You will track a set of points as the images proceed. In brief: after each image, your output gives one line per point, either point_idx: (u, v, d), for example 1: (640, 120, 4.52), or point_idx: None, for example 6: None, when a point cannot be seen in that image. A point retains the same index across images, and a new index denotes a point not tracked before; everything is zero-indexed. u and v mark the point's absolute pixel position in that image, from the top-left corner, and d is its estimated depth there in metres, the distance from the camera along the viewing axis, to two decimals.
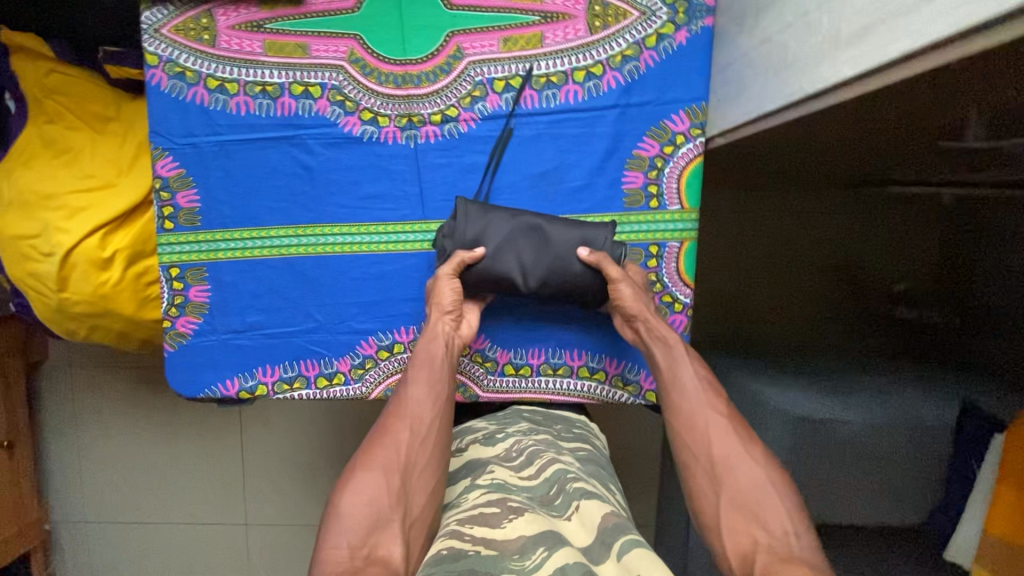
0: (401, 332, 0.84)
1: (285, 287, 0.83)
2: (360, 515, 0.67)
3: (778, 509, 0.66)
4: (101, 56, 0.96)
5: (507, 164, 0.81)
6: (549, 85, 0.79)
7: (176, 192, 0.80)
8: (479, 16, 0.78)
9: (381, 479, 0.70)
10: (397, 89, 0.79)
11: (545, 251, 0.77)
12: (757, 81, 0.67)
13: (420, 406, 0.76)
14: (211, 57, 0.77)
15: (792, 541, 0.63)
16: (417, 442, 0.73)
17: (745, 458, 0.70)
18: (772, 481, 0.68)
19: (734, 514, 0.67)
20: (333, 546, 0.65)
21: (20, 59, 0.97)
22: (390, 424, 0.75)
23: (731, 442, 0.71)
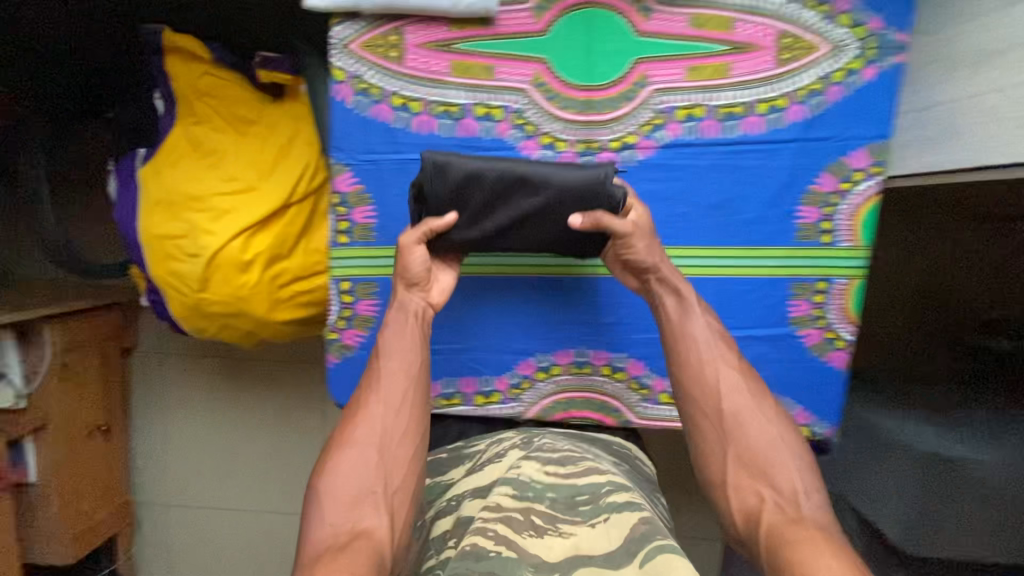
0: (560, 354, 0.85)
1: (452, 305, 0.85)
2: (339, 493, 0.67)
3: (786, 466, 0.71)
4: (257, 61, 0.97)
5: (681, 193, 0.81)
6: (731, 116, 0.79)
7: (353, 208, 0.81)
8: (668, 44, 0.77)
9: (359, 457, 0.69)
10: (579, 114, 0.78)
11: (530, 211, 0.74)
12: (986, 132, 0.67)
13: (392, 379, 0.74)
14: (397, 76, 0.77)
15: (798, 499, 0.69)
16: (390, 416, 0.72)
17: (761, 417, 0.74)
18: (783, 440, 0.73)
19: (745, 473, 0.72)
20: (318, 527, 0.66)
21: (174, 61, 0.97)
22: (366, 399, 0.73)
23: (742, 395, 0.74)
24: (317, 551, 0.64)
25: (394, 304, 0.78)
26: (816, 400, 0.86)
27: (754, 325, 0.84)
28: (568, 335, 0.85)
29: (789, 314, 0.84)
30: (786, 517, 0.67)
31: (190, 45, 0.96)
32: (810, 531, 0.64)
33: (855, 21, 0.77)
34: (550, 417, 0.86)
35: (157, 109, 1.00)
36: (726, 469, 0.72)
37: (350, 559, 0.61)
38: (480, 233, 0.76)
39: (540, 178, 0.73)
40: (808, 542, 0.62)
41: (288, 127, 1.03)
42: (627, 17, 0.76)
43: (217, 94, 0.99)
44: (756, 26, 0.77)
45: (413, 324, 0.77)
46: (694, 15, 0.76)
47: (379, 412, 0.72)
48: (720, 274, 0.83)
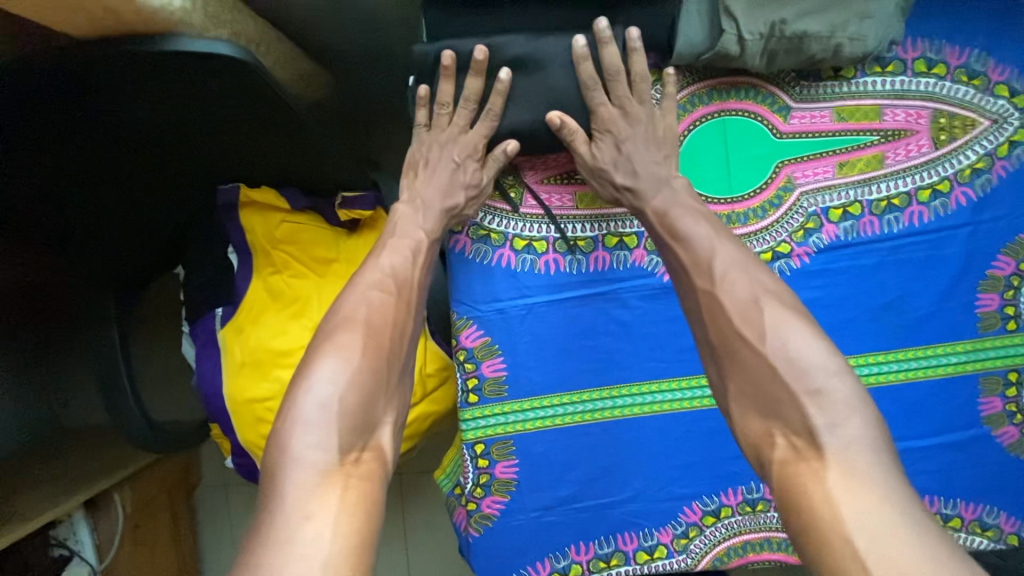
0: (728, 494, 0.74)
1: (602, 454, 0.74)
2: (338, 404, 0.55)
3: (805, 390, 0.52)
4: (336, 202, 0.92)
5: (846, 296, 0.72)
6: (890, 209, 0.71)
7: (482, 362, 0.72)
8: (811, 143, 0.70)
9: (362, 362, 0.58)
10: None
11: (537, 96, 0.66)
12: None
13: (403, 273, 0.65)
14: (519, 217, 0.71)
15: (819, 430, 0.51)
16: (398, 337, 0.62)
17: (781, 337, 0.55)
18: (803, 350, 0.54)
19: (749, 399, 0.56)
20: (307, 445, 0.52)
21: (255, 214, 0.91)
22: (382, 303, 0.62)
23: (733, 292, 0.58)
24: (304, 479, 0.51)
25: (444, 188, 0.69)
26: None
27: (943, 431, 0.74)
28: (736, 471, 0.74)
29: (980, 413, 0.74)
30: (804, 458, 0.51)
31: (270, 196, 0.91)
32: (833, 482, 0.48)
33: (1014, 90, 0.69)
34: (724, 565, 0.75)
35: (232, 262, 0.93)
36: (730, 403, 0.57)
37: (363, 489, 0.53)
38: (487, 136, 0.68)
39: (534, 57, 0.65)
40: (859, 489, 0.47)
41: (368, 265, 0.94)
42: (764, 120, 0.69)
43: (297, 241, 0.92)
44: (908, 110, 0.69)
45: (431, 227, 0.68)
46: (838, 108, 0.69)
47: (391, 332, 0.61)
48: (899, 379, 0.73)
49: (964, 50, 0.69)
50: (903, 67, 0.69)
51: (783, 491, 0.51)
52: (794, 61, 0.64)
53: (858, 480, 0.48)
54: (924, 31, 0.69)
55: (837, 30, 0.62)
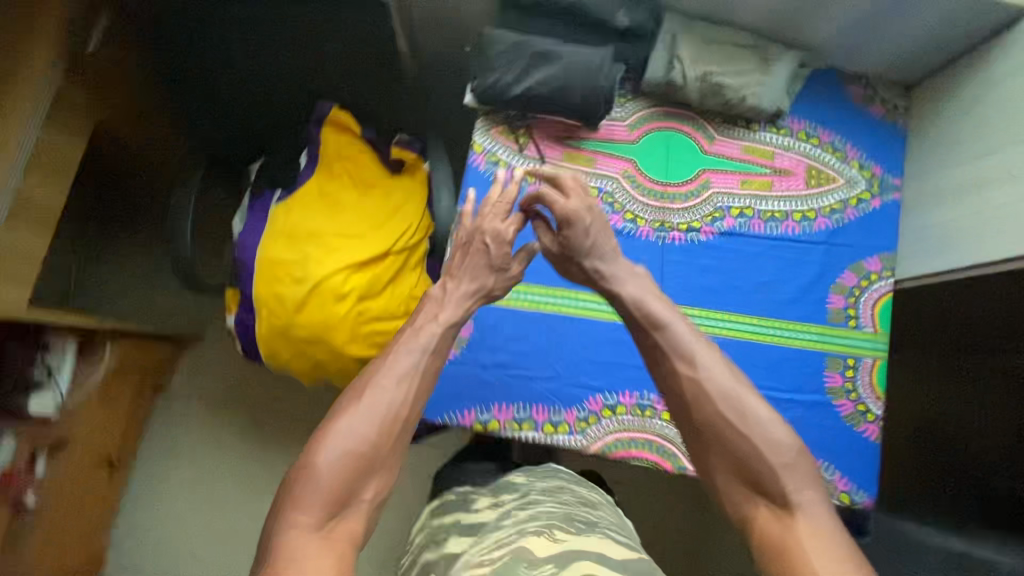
0: (625, 395, 0.94)
1: (537, 338, 0.95)
2: (338, 463, 0.66)
3: (779, 468, 0.68)
4: (393, 141, 1.26)
5: (736, 270, 1.00)
6: (773, 219, 1.01)
7: None
8: (724, 162, 1.03)
9: (364, 433, 0.69)
10: (656, 200, 1.00)
11: (550, 77, 0.93)
12: (968, 241, 0.89)
13: (411, 360, 0.75)
14: (521, 156, 1.01)
15: (789, 497, 0.67)
16: (404, 417, 0.72)
17: (756, 423, 0.71)
18: (771, 440, 0.70)
19: (735, 476, 0.71)
20: (301, 510, 0.64)
21: (330, 133, 1.20)
22: (388, 388, 0.73)
23: (715, 385, 0.73)
24: (294, 539, 0.62)
25: (472, 270, 0.84)
26: (856, 467, 0.95)
27: (795, 391, 0.97)
28: (636, 378, 0.95)
29: (825, 384, 0.97)
30: (782, 523, 0.66)
31: (343, 118, 1.21)
32: (802, 537, 0.64)
33: (861, 165, 1.04)
34: (612, 453, 0.93)
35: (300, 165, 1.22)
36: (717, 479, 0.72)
37: (339, 547, 0.64)
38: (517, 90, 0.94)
39: (557, 52, 0.92)
40: (830, 550, 0.63)
41: (398, 197, 1.24)
42: (696, 139, 1.03)
43: (352, 162, 1.23)
44: (792, 159, 1.04)
45: (453, 307, 0.81)
46: (745, 145, 1.03)
47: (397, 408, 0.72)
48: (766, 340, 0.98)
49: (832, 132, 1.05)
50: (789, 131, 1.05)
51: (762, 552, 0.66)
52: (716, 101, 1.00)
53: (819, 538, 0.64)
54: (808, 114, 1.05)
55: (745, 87, 0.99)
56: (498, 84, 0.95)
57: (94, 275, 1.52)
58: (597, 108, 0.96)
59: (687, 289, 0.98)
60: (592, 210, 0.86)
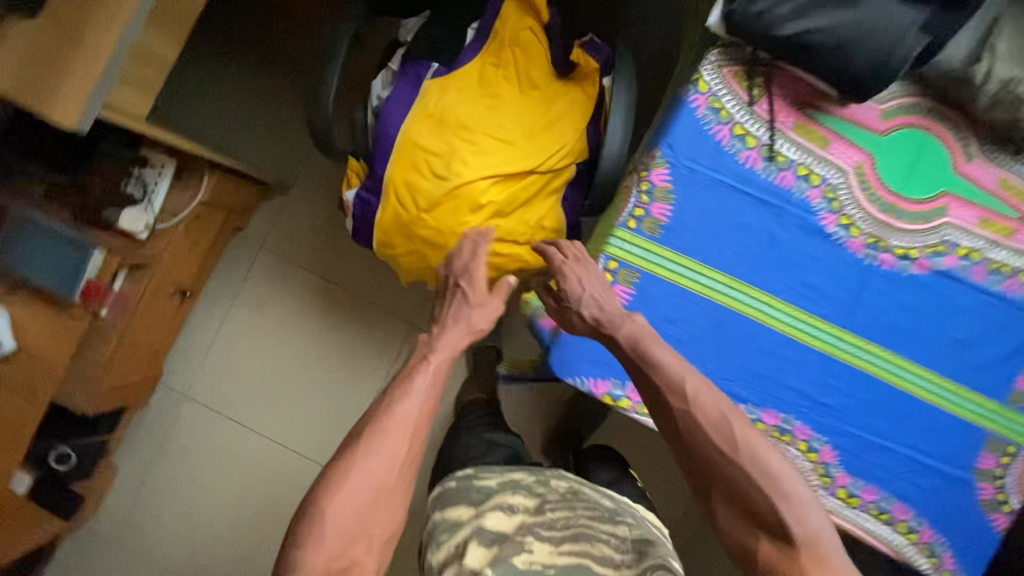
0: (768, 413, 0.86)
1: (698, 325, 0.85)
2: (341, 507, 0.68)
3: (783, 501, 0.64)
4: (579, 41, 1.06)
5: (934, 317, 0.87)
6: (999, 272, 0.87)
7: (655, 201, 0.84)
8: (972, 189, 0.86)
9: (366, 482, 0.70)
10: (881, 213, 0.85)
11: (839, 23, 0.73)
12: None
13: (417, 401, 0.75)
14: (748, 111, 0.83)
15: (788, 531, 0.63)
16: (404, 434, 0.73)
17: (753, 456, 0.65)
18: (772, 475, 0.65)
19: (736, 515, 0.66)
20: (311, 557, 0.66)
21: (515, 18, 1.03)
22: (385, 426, 0.73)
23: (707, 415, 0.68)
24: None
25: (456, 317, 0.85)
26: (971, 552, 0.89)
27: (941, 460, 0.89)
28: (784, 399, 0.86)
29: (975, 463, 0.89)
30: (784, 555, 0.63)
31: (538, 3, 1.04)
32: (808, 571, 0.61)
33: None
34: None
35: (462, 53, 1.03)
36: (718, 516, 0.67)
37: None
38: (792, 31, 0.75)
39: None
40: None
41: (559, 111, 1.07)
42: (950, 153, 0.86)
43: (525, 54, 1.04)
44: None
45: (450, 348, 0.82)
46: (1004, 177, 0.86)
47: (396, 429, 0.72)
48: (935, 401, 0.88)
49: None
50: None
51: None
52: (1005, 116, 0.81)
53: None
54: None
55: None
56: (770, 13, 0.75)
57: (212, 98, 1.51)
58: (869, 85, 0.77)
59: (876, 322, 0.86)
60: (583, 262, 0.81)
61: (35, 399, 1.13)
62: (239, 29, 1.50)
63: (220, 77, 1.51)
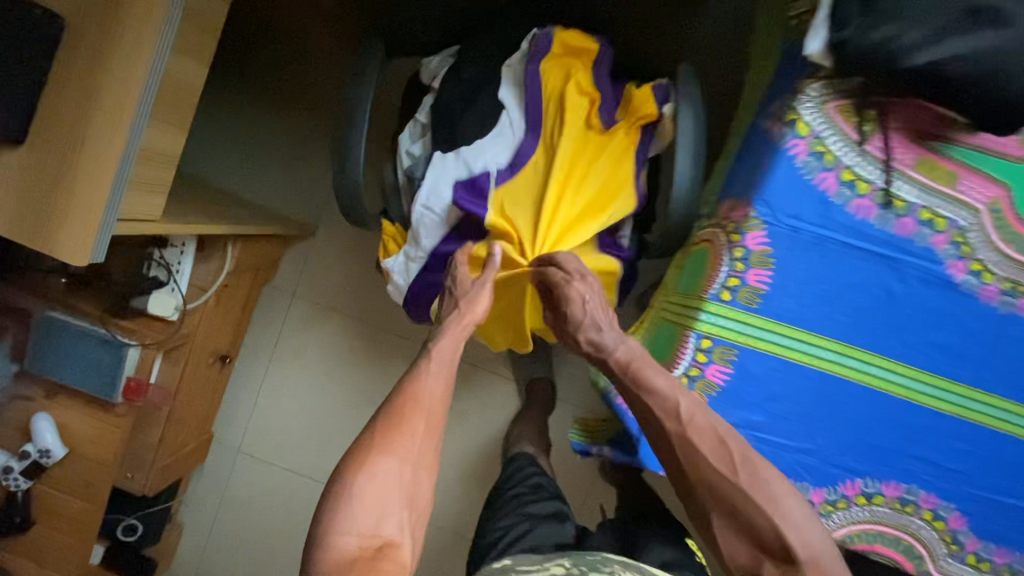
0: (888, 485, 0.78)
1: (806, 400, 0.76)
2: (370, 481, 0.67)
3: (784, 522, 0.67)
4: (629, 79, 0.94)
5: None
6: None
7: (751, 268, 0.73)
8: None
9: (396, 464, 0.69)
10: (1020, 254, 0.73)
11: (982, 49, 0.61)
12: None
13: (432, 385, 0.76)
14: (859, 152, 0.70)
15: (793, 555, 0.66)
16: (421, 414, 0.73)
17: (753, 477, 0.69)
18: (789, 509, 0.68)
19: (741, 539, 0.70)
20: (343, 533, 0.64)
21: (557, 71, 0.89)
22: (400, 406, 0.73)
23: (702, 437, 0.70)
24: (346, 561, 0.63)
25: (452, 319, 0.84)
26: None
27: None
28: (907, 469, 0.77)
29: None
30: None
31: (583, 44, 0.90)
32: None
33: None
34: (851, 543, 0.79)
35: (501, 103, 0.89)
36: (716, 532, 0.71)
37: None
38: (922, 61, 0.62)
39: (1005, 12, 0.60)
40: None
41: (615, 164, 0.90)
42: None
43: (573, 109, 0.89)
44: None
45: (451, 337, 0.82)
46: None
47: (412, 407, 0.73)
48: None
49: None
50: None
51: None
52: None
53: None
54: None
55: None
56: (893, 42, 0.62)
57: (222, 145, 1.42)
58: (1011, 116, 0.64)
59: (1013, 375, 0.75)
60: (587, 280, 0.83)
61: (95, 499, 1.10)
62: (253, 73, 1.41)
63: (227, 122, 1.42)
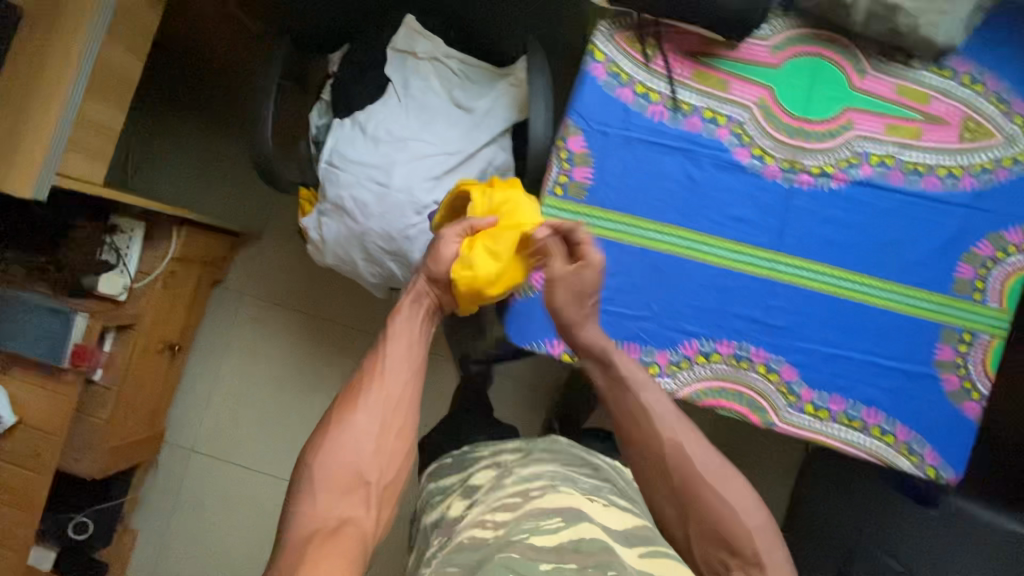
0: (722, 343, 0.90)
1: (637, 273, 0.90)
2: (334, 467, 0.71)
3: (766, 547, 0.67)
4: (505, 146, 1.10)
5: (864, 227, 0.91)
6: (915, 172, 0.90)
7: (576, 166, 0.90)
8: (871, 101, 0.91)
9: (360, 446, 0.72)
10: (790, 139, 0.90)
11: None
12: None
13: (397, 373, 0.77)
14: (646, 69, 0.90)
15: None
16: (384, 400, 0.75)
17: (732, 491, 0.69)
18: (763, 529, 0.68)
19: (699, 533, 0.69)
20: (306, 506, 0.69)
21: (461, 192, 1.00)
22: (365, 391, 0.76)
23: (705, 459, 0.70)
24: (308, 531, 0.67)
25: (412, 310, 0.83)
26: (948, 444, 0.91)
27: (900, 360, 0.91)
28: (736, 328, 0.90)
29: (934, 356, 0.91)
30: None
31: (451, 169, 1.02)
32: None
33: None
34: (699, 401, 0.90)
35: (389, 79, 1.11)
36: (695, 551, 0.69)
37: (339, 547, 0.66)
38: None
39: None
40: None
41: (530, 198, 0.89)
42: (845, 70, 0.91)
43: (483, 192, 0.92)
44: (949, 106, 0.91)
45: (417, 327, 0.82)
46: (900, 83, 0.91)
47: (378, 393, 0.75)
48: (879, 304, 0.91)
49: (1001, 82, 0.91)
50: (952, 74, 0.91)
51: None
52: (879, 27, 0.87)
53: None
54: (975, 57, 0.91)
55: (923, 13, 0.85)
56: None
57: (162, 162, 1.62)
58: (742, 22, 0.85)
59: (806, 239, 0.91)
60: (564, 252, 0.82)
61: (41, 468, 1.19)
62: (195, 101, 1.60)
63: (171, 142, 1.61)
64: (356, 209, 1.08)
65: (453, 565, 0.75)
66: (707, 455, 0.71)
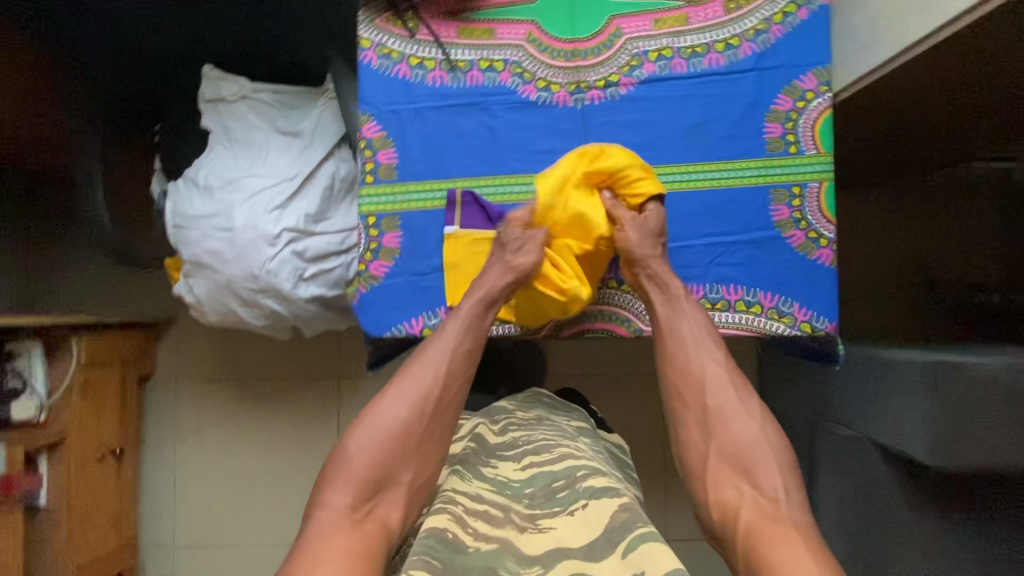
0: None
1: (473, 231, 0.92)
2: (367, 460, 0.75)
3: (774, 466, 0.74)
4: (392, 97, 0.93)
5: (665, 120, 0.93)
6: (695, 55, 0.93)
7: (378, 151, 0.92)
8: (631, 4, 0.94)
9: (393, 437, 0.76)
10: (567, 62, 0.93)
11: None
12: (880, 40, 0.88)
13: (436, 365, 0.81)
14: (413, 42, 0.93)
15: (777, 495, 0.71)
16: (426, 393, 0.79)
17: (737, 417, 0.78)
18: (769, 453, 0.75)
19: (712, 444, 0.78)
20: (336, 495, 0.72)
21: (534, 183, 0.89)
22: (406, 380, 0.80)
23: (717, 389, 0.81)
24: (331, 523, 0.70)
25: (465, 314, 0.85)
26: (815, 297, 0.92)
27: (743, 231, 0.93)
28: None
29: (772, 218, 0.93)
30: (764, 513, 0.69)
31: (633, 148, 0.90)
32: (771, 534, 0.65)
33: None
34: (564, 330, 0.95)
35: (211, 132, 1.14)
36: (708, 463, 0.76)
37: (361, 540, 0.67)
38: None
39: None
40: (780, 543, 0.63)
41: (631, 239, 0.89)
42: None
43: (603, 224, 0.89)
44: None
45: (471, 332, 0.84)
46: None
47: (419, 386, 0.80)
48: (704, 187, 0.93)
49: None
50: None
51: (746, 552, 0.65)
52: None
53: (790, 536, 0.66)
54: None
55: None
56: None
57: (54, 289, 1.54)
58: None
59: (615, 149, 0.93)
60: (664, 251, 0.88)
61: None
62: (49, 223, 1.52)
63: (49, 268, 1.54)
64: (212, 261, 1.11)
65: (434, 560, 0.64)
66: (723, 387, 0.81)
